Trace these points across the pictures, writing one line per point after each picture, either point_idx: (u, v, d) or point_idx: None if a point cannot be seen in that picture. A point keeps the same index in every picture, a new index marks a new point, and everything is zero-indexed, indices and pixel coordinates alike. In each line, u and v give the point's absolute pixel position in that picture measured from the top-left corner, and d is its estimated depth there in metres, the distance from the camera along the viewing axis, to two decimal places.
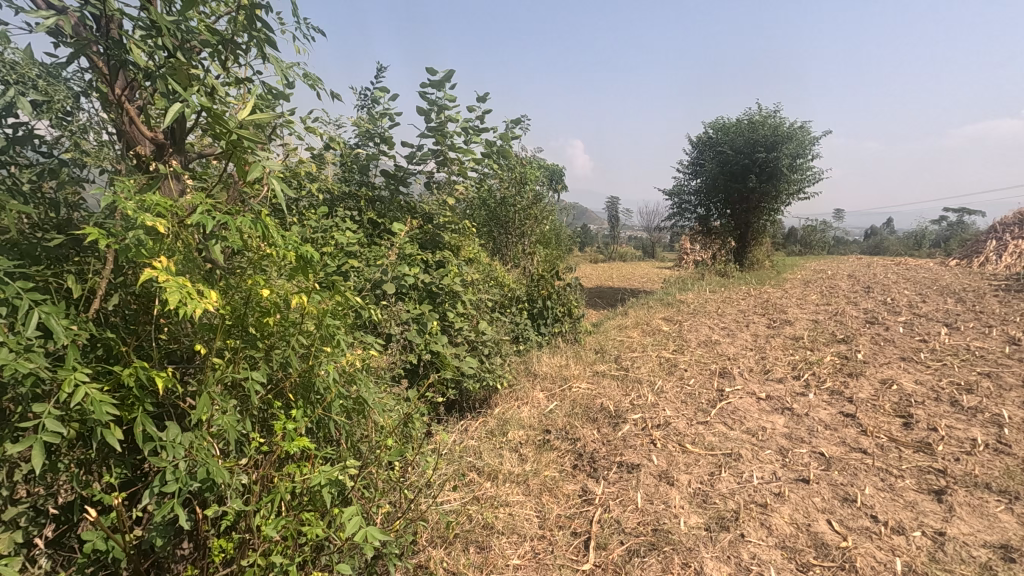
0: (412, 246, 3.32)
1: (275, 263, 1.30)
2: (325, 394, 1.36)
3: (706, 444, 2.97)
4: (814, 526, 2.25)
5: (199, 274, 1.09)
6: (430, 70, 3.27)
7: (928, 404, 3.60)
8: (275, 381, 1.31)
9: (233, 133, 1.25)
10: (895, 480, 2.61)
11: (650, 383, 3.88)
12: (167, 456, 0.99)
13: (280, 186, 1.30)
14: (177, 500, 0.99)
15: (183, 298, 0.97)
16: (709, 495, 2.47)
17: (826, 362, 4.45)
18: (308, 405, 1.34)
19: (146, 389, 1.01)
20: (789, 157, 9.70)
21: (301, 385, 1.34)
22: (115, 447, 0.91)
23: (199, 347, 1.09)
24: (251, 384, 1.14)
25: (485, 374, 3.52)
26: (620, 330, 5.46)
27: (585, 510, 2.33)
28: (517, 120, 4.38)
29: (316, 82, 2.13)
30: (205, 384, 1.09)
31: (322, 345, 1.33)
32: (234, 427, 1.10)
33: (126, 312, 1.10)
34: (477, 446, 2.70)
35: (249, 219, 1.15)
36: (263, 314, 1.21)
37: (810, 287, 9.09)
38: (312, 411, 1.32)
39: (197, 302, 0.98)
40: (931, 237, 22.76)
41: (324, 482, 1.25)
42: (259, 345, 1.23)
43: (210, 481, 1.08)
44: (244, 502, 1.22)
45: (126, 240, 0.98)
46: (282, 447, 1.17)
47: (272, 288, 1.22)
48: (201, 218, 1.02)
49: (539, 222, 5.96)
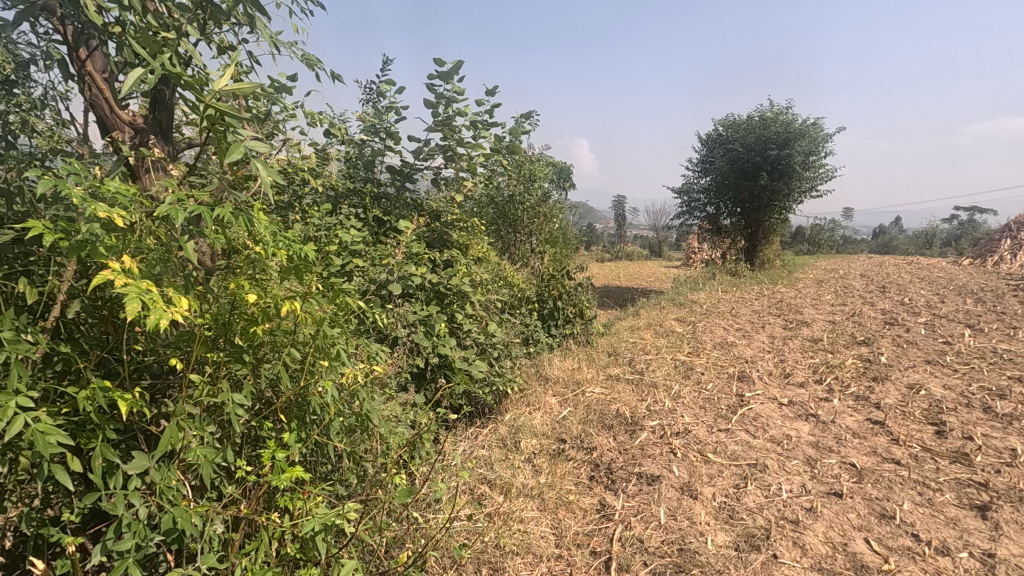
0: (419, 246, 3.19)
1: (268, 266, 1.17)
2: (323, 414, 1.23)
3: (730, 454, 2.81)
4: (852, 545, 2.09)
5: (173, 274, 0.96)
6: (438, 61, 3.15)
7: (960, 410, 3.42)
8: (266, 400, 1.18)
9: (209, 109, 1.11)
10: (934, 494, 2.45)
11: (666, 387, 3.73)
12: (127, 499, 0.85)
13: (264, 169, 1.16)
14: (134, 557, 0.85)
15: (145, 306, 0.82)
16: (736, 510, 2.32)
17: (849, 366, 4.28)
18: (306, 427, 1.21)
19: (109, 414, 0.88)
20: (801, 155, 9.52)
21: (299, 401, 1.21)
22: (64, 486, 0.77)
23: (174, 360, 0.95)
24: (232, 408, 1.00)
25: (495, 378, 3.37)
26: (631, 332, 5.31)
27: (604, 527, 2.18)
28: (528, 113, 4.22)
29: (314, 62, 2.01)
30: (177, 410, 0.95)
31: (320, 357, 1.19)
32: (210, 461, 0.96)
33: (91, 321, 0.97)
34: (488, 457, 2.55)
35: (232, 212, 1.01)
36: (252, 317, 1.08)
37: (823, 287, 8.90)
38: (311, 435, 1.19)
39: (162, 310, 0.83)
40: (942, 236, 22.45)
41: (318, 528, 1.10)
42: (248, 358, 1.10)
43: (179, 531, 0.94)
44: (228, 545, 1.08)
45: (81, 235, 0.85)
46: (270, 484, 1.03)
47: (260, 293, 1.08)
48: (168, 208, 0.88)
49: (548, 221, 5.80)
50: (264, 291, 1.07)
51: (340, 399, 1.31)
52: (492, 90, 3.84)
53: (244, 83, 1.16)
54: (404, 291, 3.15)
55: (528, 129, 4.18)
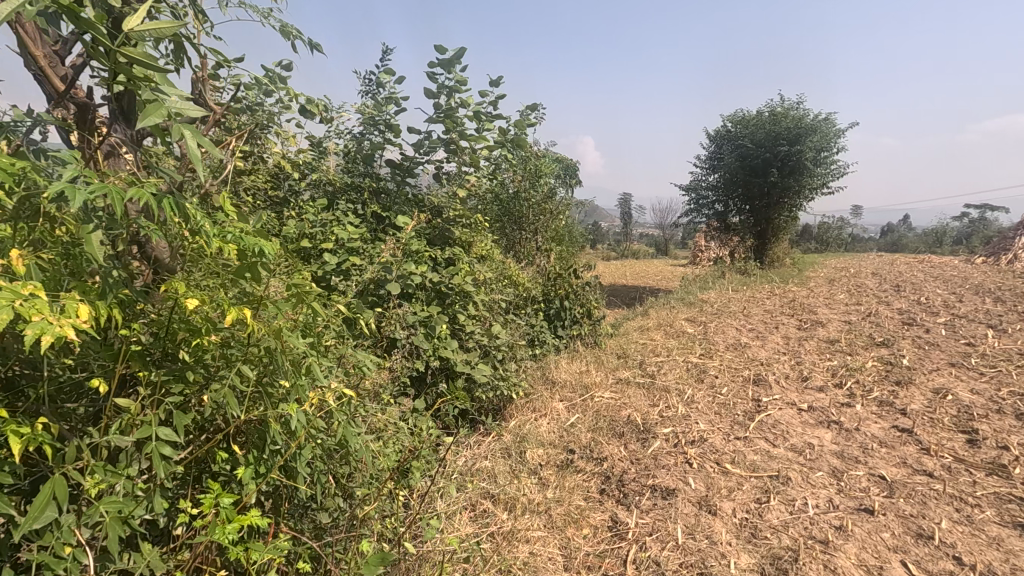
0: (418, 243, 3.03)
1: (218, 271, 1.11)
2: (284, 443, 1.14)
3: (749, 465, 2.64)
4: (888, 570, 1.92)
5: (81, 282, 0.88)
6: (439, 48, 2.97)
7: (992, 417, 3.23)
8: (220, 428, 1.12)
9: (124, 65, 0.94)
10: (973, 511, 2.27)
11: (679, 392, 3.55)
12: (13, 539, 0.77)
13: (192, 138, 0.99)
14: None
15: (34, 318, 0.73)
16: (759, 528, 2.15)
17: (870, 369, 4.09)
18: (267, 457, 1.15)
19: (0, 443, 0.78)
20: (813, 151, 9.29)
21: (256, 428, 1.16)
22: None
23: (98, 383, 0.89)
24: (155, 445, 0.93)
25: (500, 382, 3.20)
26: (640, 332, 5.14)
27: (617, 547, 2.02)
28: (534, 105, 4.04)
29: (288, 30, 1.77)
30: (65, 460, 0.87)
31: (277, 376, 1.13)
32: (116, 528, 0.87)
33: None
34: (491, 469, 2.40)
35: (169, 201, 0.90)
36: (197, 326, 1.00)
37: (837, 286, 8.67)
38: (273, 468, 1.12)
39: (53, 324, 0.74)
40: (954, 233, 22.08)
41: None
42: (192, 377, 1.04)
43: None
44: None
45: None
46: (210, 538, 0.93)
47: (203, 300, 1.02)
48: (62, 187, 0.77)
49: (554, 218, 5.63)
50: (203, 296, 1.00)
51: (312, 420, 1.21)
52: (496, 80, 3.67)
53: (170, 29, 0.99)
54: (403, 291, 3.00)
55: (534, 121, 4.00)
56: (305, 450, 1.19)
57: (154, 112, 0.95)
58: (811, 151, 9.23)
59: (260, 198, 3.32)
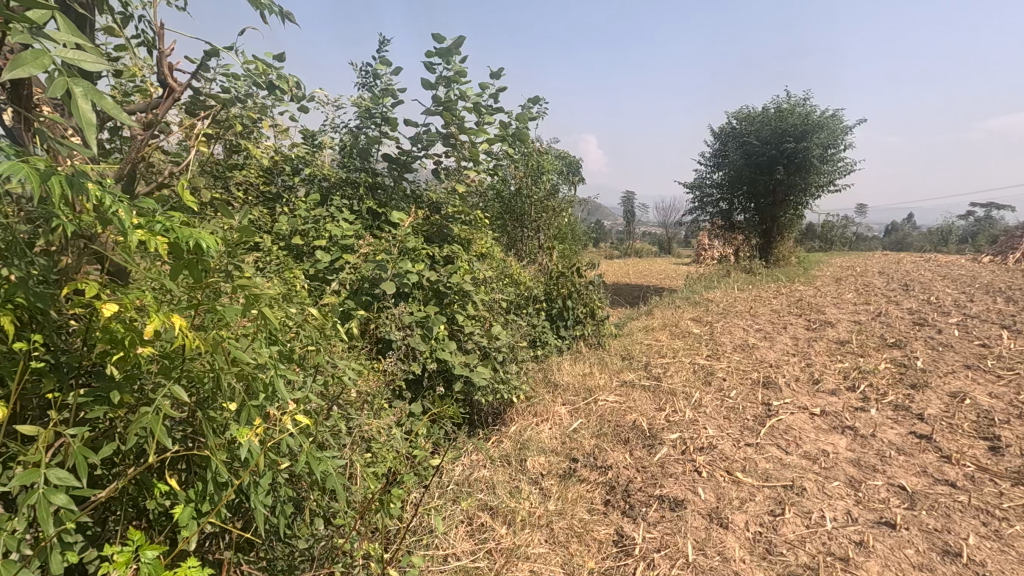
0: (416, 240, 2.90)
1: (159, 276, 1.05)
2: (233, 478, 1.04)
3: (761, 473, 2.51)
4: None
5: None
6: (437, 37, 2.85)
7: (1014, 423, 3.09)
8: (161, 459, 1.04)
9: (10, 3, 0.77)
10: (1002, 525, 2.13)
11: (686, 395, 3.42)
12: None
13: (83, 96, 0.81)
14: None
15: None
16: (774, 543, 2.02)
17: (884, 372, 3.95)
18: (213, 490, 1.06)
19: None
20: (820, 148, 9.13)
21: (203, 454, 1.08)
22: None
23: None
24: (56, 482, 0.82)
25: (500, 385, 3.07)
26: (645, 333, 5.00)
27: (623, 564, 1.90)
28: (536, 98, 3.91)
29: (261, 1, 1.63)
30: None
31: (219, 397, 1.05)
32: None
33: None
34: (490, 479, 2.28)
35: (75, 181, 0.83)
36: (119, 337, 0.90)
37: (844, 284, 8.51)
38: (219, 504, 1.02)
39: None
40: (961, 231, 21.85)
41: None
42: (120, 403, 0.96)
43: None
44: None
45: None
46: None
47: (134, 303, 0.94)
48: None
49: (556, 215, 5.50)
50: (126, 302, 0.90)
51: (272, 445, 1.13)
52: (497, 72, 3.54)
53: None
54: (399, 290, 2.89)
55: (536, 115, 3.87)
56: (264, 478, 1.09)
57: (29, 63, 0.78)
58: (818, 148, 9.06)
59: (252, 193, 3.24)
